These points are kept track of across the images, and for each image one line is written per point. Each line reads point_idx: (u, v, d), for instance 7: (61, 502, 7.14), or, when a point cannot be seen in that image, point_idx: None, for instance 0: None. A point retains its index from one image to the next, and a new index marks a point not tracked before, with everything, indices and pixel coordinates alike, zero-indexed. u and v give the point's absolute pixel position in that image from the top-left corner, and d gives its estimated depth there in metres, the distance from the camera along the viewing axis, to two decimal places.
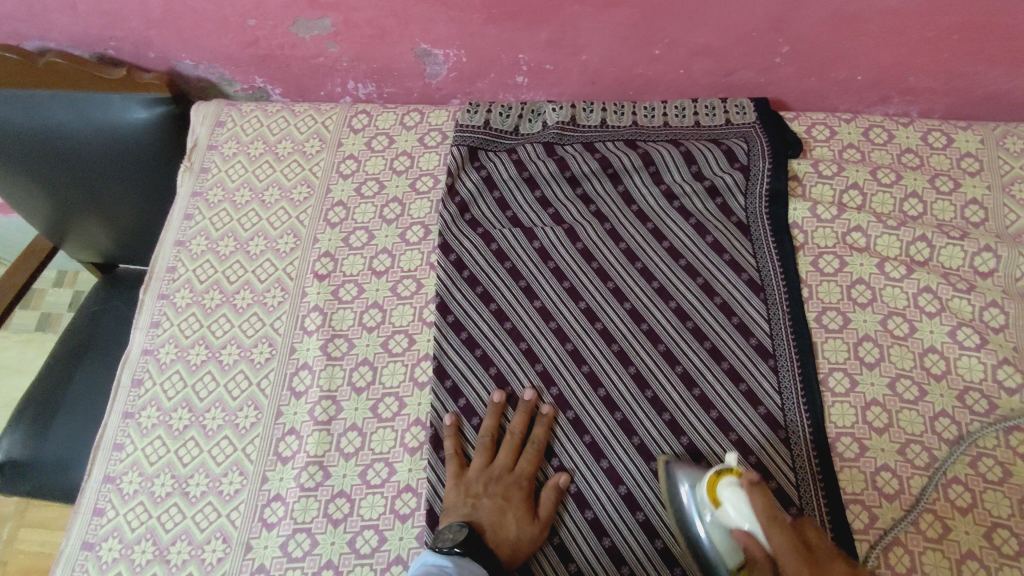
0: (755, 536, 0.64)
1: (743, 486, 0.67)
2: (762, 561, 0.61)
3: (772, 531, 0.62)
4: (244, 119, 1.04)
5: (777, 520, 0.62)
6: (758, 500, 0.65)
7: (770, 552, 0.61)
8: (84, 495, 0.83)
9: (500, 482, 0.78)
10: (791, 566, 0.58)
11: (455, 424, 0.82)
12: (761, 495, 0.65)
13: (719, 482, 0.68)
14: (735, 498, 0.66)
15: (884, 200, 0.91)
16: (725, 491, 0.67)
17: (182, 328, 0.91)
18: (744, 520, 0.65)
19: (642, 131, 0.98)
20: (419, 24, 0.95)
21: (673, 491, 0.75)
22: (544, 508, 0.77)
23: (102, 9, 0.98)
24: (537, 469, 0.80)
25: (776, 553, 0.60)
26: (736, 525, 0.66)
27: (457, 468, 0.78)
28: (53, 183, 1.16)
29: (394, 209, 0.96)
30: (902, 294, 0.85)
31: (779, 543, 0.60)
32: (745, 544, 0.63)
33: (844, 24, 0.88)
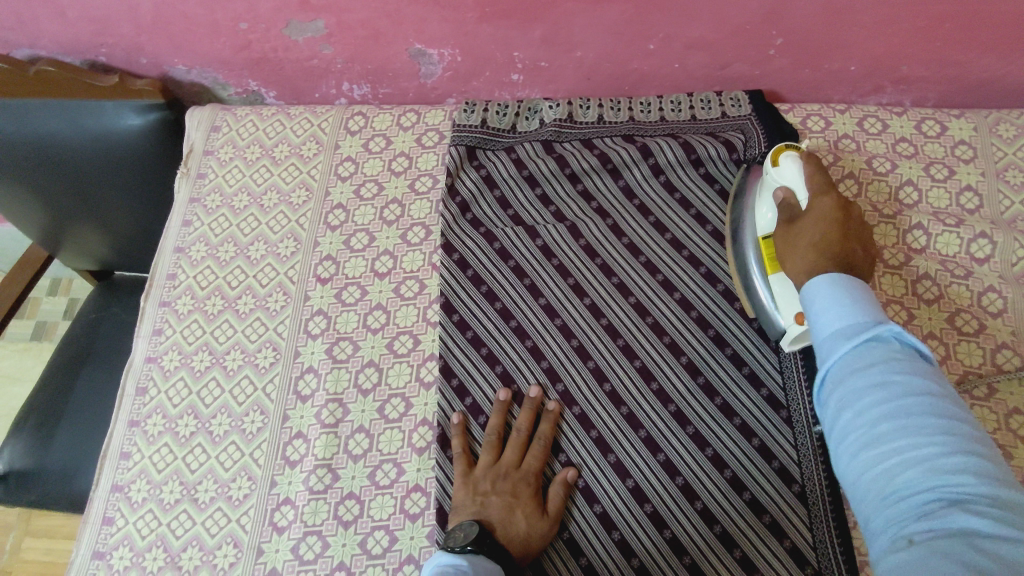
0: (797, 190, 0.74)
1: (802, 154, 0.75)
2: (796, 235, 0.70)
3: (816, 194, 0.71)
4: (240, 124, 1.04)
5: (829, 188, 0.71)
6: (812, 164, 0.74)
7: (809, 211, 0.71)
8: (92, 504, 0.83)
9: (508, 478, 0.78)
10: (815, 232, 0.68)
11: (460, 423, 0.82)
12: (813, 161, 0.74)
13: (780, 150, 0.77)
14: (791, 161, 0.75)
15: (880, 189, 0.92)
16: (784, 154, 0.76)
17: (184, 335, 0.91)
18: (793, 173, 0.75)
19: (640, 126, 0.98)
20: (413, 24, 0.95)
21: (737, 210, 0.87)
22: (553, 504, 0.77)
23: (93, 16, 0.98)
24: (545, 465, 0.81)
25: (814, 213, 0.70)
26: (784, 181, 0.75)
27: (465, 467, 0.79)
28: (46, 191, 1.15)
29: (394, 210, 0.96)
30: (901, 282, 0.86)
31: (819, 207, 0.70)
32: (789, 211, 0.73)
33: (836, 15, 0.89)
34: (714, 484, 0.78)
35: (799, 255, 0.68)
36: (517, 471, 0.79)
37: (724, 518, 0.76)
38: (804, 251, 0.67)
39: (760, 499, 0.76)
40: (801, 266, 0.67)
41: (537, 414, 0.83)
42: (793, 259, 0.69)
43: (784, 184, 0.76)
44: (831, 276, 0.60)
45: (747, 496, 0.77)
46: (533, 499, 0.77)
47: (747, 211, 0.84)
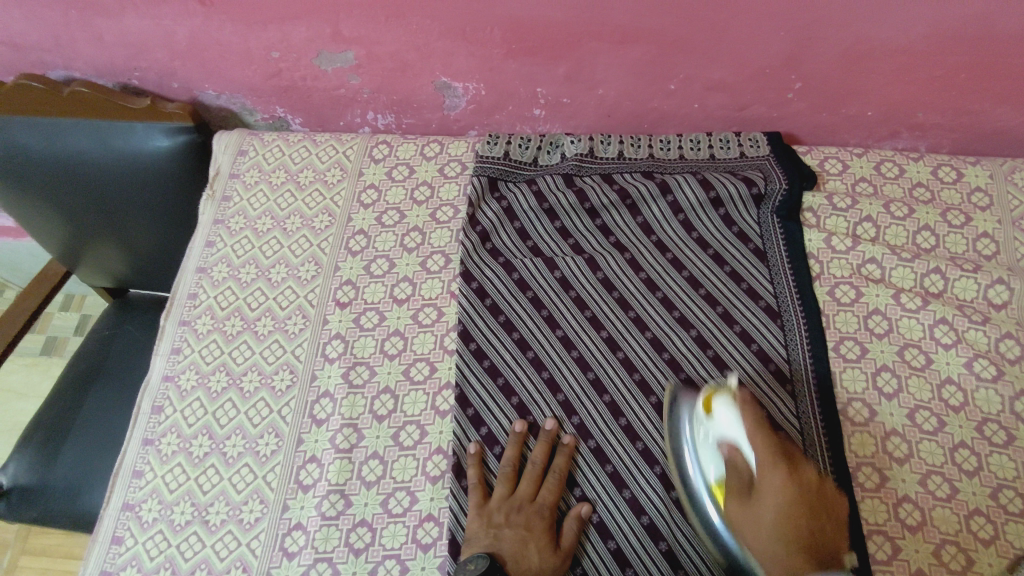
0: (741, 449, 0.68)
1: (735, 399, 0.72)
2: (750, 514, 0.65)
3: (768, 470, 0.65)
4: (266, 149, 1.06)
5: (775, 462, 0.65)
6: (749, 413, 0.69)
7: (761, 491, 0.65)
8: (102, 522, 0.83)
9: (522, 511, 0.78)
10: (780, 496, 0.63)
11: (479, 454, 0.82)
12: (753, 413, 0.69)
13: (715, 398, 0.73)
14: (726, 408, 0.71)
15: (896, 232, 0.93)
16: (718, 403, 0.72)
17: (203, 355, 0.92)
18: (734, 425, 0.69)
19: (659, 163, 1.00)
20: (440, 58, 0.98)
21: (675, 424, 0.79)
22: (566, 539, 0.77)
23: (128, 41, 1.00)
24: (559, 499, 0.80)
25: (767, 490, 0.64)
26: (727, 435, 0.70)
27: (480, 499, 0.78)
28: (70, 208, 1.17)
29: (414, 238, 0.98)
30: (918, 325, 0.86)
31: (773, 497, 0.63)
32: (737, 476, 0.68)
33: (855, 63, 0.91)
34: None
35: (767, 547, 0.62)
36: (532, 505, 0.79)
37: None
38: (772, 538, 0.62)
39: None
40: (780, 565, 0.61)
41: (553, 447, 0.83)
42: (763, 548, 0.63)
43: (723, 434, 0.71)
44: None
45: None
46: (547, 534, 0.76)
47: (687, 446, 0.75)
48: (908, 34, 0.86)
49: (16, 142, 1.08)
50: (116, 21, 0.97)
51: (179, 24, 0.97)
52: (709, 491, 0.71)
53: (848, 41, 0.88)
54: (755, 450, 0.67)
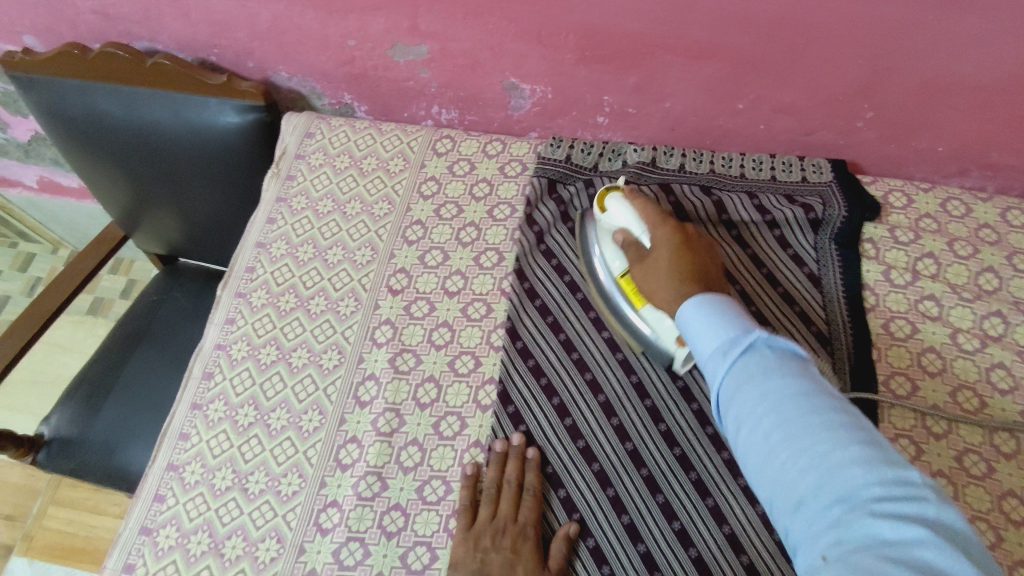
0: (633, 229, 0.83)
1: (625, 194, 0.85)
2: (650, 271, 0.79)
3: (656, 227, 0.81)
4: (333, 133, 1.08)
5: (664, 220, 0.81)
6: (639, 204, 0.83)
7: (654, 246, 0.80)
8: (146, 480, 0.85)
9: (507, 533, 0.77)
10: (668, 257, 0.77)
11: (468, 475, 0.81)
12: (641, 202, 0.83)
13: (608, 198, 0.86)
14: (618, 203, 0.84)
15: (958, 271, 0.91)
16: (612, 200, 0.85)
17: (255, 327, 0.94)
18: (625, 215, 0.83)
19: (720, 179, 1.00)
20: (511, 59, 0.99)
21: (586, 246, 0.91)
22: (554, 561, 0.76)
23: (213, 18, 1.04)
24: (543, 518, 0.79)
25: (659, 244, 0.79)
26: (622, 224, 0.84)
27: (467, 521, 0.78)
28: (136, 175, 1.21)
29: (470, 233, 0.99)
30: (974, 368, 0.85)
31: (662, 250, 0.78)
32: (633, 250, 0.82)
33: (931, 96, 0.90)
34: (762, 542, 0.76)
35: (658, 285, 0.77)
36: (517, 527, 0.78)
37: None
38: (670, 284, 0.75)
39: None
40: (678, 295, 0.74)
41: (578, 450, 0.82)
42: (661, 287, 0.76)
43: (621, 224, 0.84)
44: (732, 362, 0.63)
45: None
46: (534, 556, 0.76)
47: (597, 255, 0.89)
48: (988, 72, 0.85)
49: (94, 107, 1.12)
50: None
51: (263, 6, 1.00)
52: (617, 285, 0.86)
53: (925, 74, 0.87)
54: (642, 219, 0.82)
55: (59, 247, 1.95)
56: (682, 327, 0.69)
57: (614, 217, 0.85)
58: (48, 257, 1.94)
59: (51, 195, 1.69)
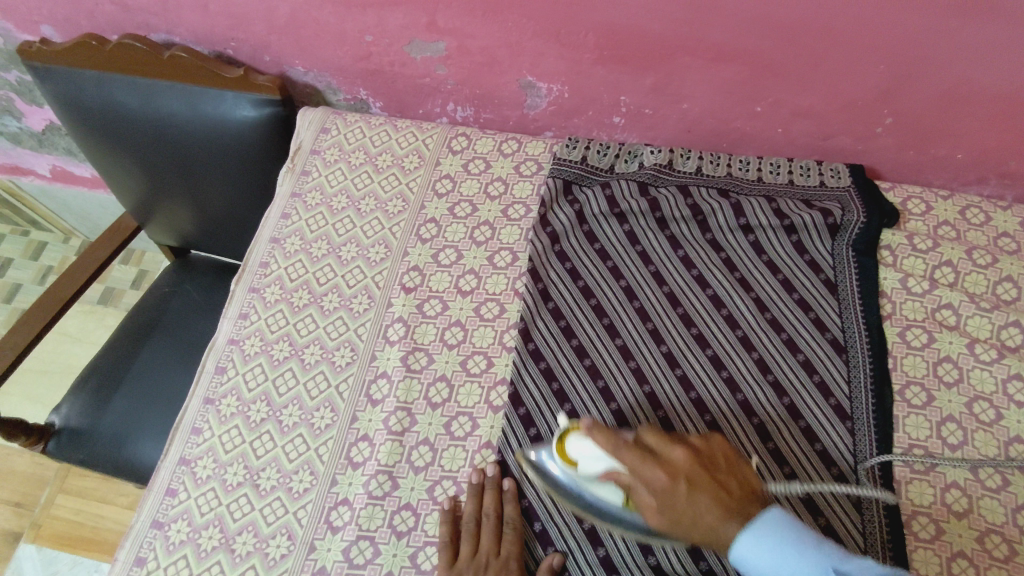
0: (616, 471, 0.71)
1: (587, 429, 0.73)
2: (666, 492, 0.69)
3: (653, 474, 0.69)
4: (348, 129, 1.08)
5: (645, 455, 0.70)
6: (601, 438, 0.71)
7: (655, 481, 0.69)
8: (158, 474, 0.86)
9: (490, 568, 0.75)
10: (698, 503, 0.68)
11: (445, 509, 0.79)
12: (606, 435, 0.71)
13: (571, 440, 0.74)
14: (582, 445, 0.73)
15: (976, 280, 0.90)
16: (577, 442, 0.73)
17: (268, 323, 0.94)
18: (598, 460, 0.72)
19: (736, 183, 0.99)
20: (529, 57, 0.98)
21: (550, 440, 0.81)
22: None
23: (230, 12, 1.03)
24: (526, 550, 0.77)
25: (665, 493, 0.69)
26: (599, 468, 0.72)
27: (448, 558, 0.76)
28: (150, 167, 1.21)
29: (484, 232, 0.98)
30: (991, 378, 0.84)
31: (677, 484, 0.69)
32: (642, 491, 0.70)
33: (953, 104, 0.89)
34: None
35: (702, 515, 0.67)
36: (500, 560, 0.76)
37: None
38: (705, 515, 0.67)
39: None
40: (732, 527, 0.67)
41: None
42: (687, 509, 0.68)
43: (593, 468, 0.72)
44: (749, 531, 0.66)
45: None
46: None
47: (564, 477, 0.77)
48: (1012, 81, 0.84)
49: (111, 98, 1.11)
50: None
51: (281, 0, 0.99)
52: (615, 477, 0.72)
53: (948, 81, 0.86)
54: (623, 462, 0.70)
55: (70, 237, 1.97)
56: (741, 560, 0.66)
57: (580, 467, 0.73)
58: (60, 246, 1.96)
59: (64, 184, 1.69)
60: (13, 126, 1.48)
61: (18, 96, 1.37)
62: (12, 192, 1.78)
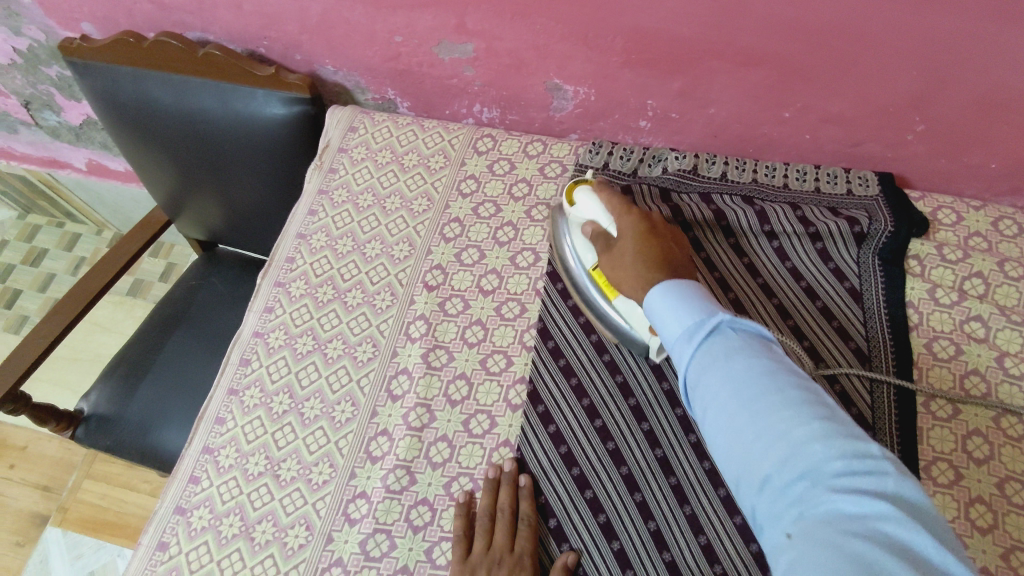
0: (601, 222, 0.83)
1: (593, 187, 0.86)
2: (619, 257, 0.78)
3: (620, 214, 0.81)
4: (376, 128, 1.09)
5: (628, 210, 0.80)
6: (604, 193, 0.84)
7: (620, 234, 0.79)
8: (183, 462, 0.88)
9: (503, 564, 0.75)
10: (633, 248, 0.76)
11: (462, 504, 0.80)
12: (606, 192, 0.84)
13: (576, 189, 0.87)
14: (586, 196, 0.85)
15: (1007, 293, 0.89)
16: (580, 193, 0.86)
17: (293, 317, 0.96)
18: (595, 208, 0.84)
19: (761, 188, 0.98)
20: (557, 59, 0.99)
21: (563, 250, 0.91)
22: None
23: (264, 11, 1.05)
24: (539, 545, 0.78)
25: (623, 230, 0.79)
26: (590, 215, 0.85)
27: (462, 553, 0.77)
28: (182, 161, 1.24)
29: (507, 232, 0.99)
30: (1020, 393, 0.82)
31: (627, 227, 0.79)
32: (604, 240, 0.82)
33: (987, 112, 0.87)
34: None
35: (631, 272, 0.75)
36: (513, 556, 0.76)
37: None
38: (632, 263, 0.75)
39: None
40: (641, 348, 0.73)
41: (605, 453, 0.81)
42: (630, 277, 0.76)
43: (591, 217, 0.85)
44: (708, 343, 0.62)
45: None
46: None
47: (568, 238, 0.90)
48: None
49: (147, 94, 1.14)
50: None
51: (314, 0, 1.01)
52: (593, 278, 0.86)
53: (983, 88, 0.85)
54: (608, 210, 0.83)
55: (102, 229, 2.01)
56: (648, 315, 0.69)
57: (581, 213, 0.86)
58: (93, 238, 2.01)
59: (99, 177, 1.74)
60: (53, 120, 1.53)
61: (58, 91, 1.41)
62: (50, 185, 1.83)
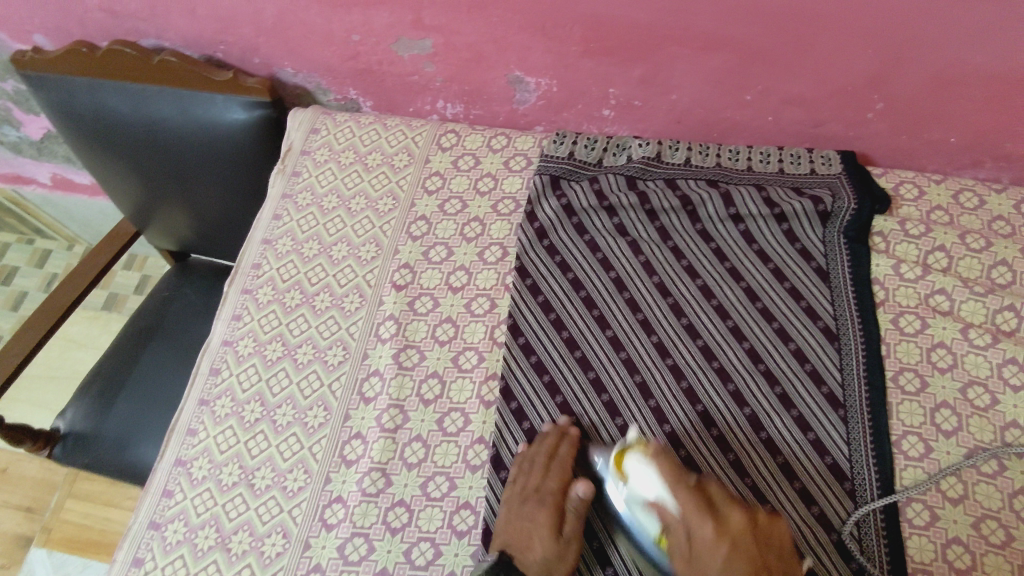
0: (665, 505, 0.69)
1: (646, 455, 0.72)
2: (701, 556, 0.67)
3: (697, 526, 0.67)
4: (338, 129, 1.08)
5: (702, 514, 0.68)
6: (663, 466, 0.70)
7: (698, 546, 0.67)
8: (155, 475, 0.86)
9: (526, 505, 0.78)
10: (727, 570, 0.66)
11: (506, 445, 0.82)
12: (668, 467, 0.70)
13: (631, 455, 0.73)
14: (640, 467, 0.72)
15: (971, 265, 0.90)
16: (637, 460, 0.72)
17: (261, 324, 0.95)
18: (651, 484, 0.70)
19: (725, 173, 0.98)
20: (516, 52, 0.98)
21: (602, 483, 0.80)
22: (571, 531, 0.76)
23: (218, 15, 1.04)
24: (565, 488, 0.80)
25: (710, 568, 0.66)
26: (650, 496, 0.70)
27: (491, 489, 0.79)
28: (146, 171, 1.22)
29: (474, 228, 0.98)
30: (985, 363, 0.83)
31: (714, 559, 0.66)
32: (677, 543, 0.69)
33: (944, 87, 0.88)
34: None
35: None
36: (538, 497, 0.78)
37: None
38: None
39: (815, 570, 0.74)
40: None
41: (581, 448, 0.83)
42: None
43: (643, 492, 0.71)
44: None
45: None
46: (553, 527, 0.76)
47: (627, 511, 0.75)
48: (1003, 63, 0.83)
49: (103, 105, 1.13)
50: None
51: (268, 2, 1.00)
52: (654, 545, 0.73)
53: (938, 64, 0.85)
54: (677, 501, 0.68)
55: (74, 244, 1.98)
56: None
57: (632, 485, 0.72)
58: (64, 254, 1.97)
59: (65, 192, 1.71)
60: (13, 135, 1.50)
61: (16, 105, 1.38)
62: (15, 202, 1.80)
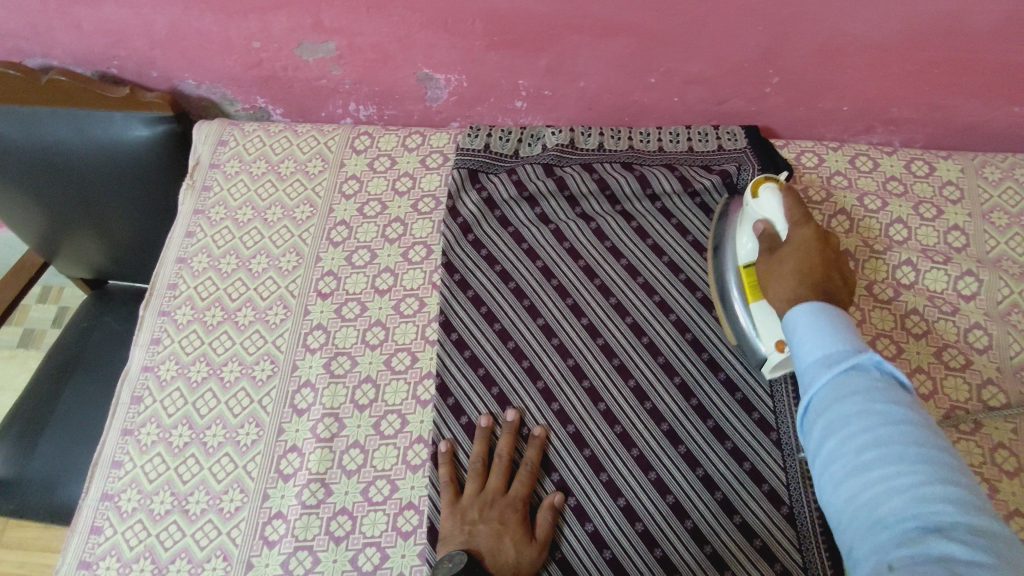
0: (775, 222, 0.76)
1: (781, 187, 0.78)
2: (777, 263, 0.72)
3: (795, 227, 0.73)
4: (247, 139, 1.06)
5: (802, 222, 0.73)
6: (791, 199, 0.76)
7: (787, 242, 0.73)
8: (80, 513, 0.83)
9: (495, 505, 0.79)
10: (795, 261, 0.70)
11: (446, 452, 0.82)
12: (792, 194, 0.77)
13: (762, 181, 0.79)
14: (772, 194, 0.78)
15: (870, 225, 0.95)
16: (764, 187, 0.78)
17: (182, 345, 0.92)
18: (772, 205, 0.77)
19: (638, 155, 1.01)
20: (422, 49, 0.98)
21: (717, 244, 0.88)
22: (540, 529, 0.78)
23: (107, 29, 1.00)
24: (532, 490, 0.81)
25: (793, 246, 0.71)
26: (766, 215, 0.77)
27: (453, 496, 0.79)
28: (46, 198, 1.16)
29: (396, 229, 0.98)
30: (890, 316, 0.88)
31: (797, 244, 0.71)
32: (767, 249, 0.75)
33: (831, 58, 0.92)
34: (705, 503, 0.79)
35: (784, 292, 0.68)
36: (505, 498, 0.79)
37: (713, 537, 0.77)
38: (789, 278, 0.69)
39: (750, 522, 0.78)
40: (789, 296, 0.68)
41: (519, 436, 0.84)
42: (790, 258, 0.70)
43: (762, 216, 0.78)
44: (812, 302, 0.63)
45: (738, 519, 0.78)
46: (523, 526, 0.77)
47: (728, 244, 0.84)
48: (881, 31, 0.87)
49: None
50: (96, 10, 0.96)
51: (158, 13, 0.96)
52: (738, 270, 0.81)
53: (823, 36, 0.89)
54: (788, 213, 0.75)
55: None
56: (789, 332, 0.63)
57: (757, 204, 0.79)
58: None
59: None
60: None
61: None
62: None
